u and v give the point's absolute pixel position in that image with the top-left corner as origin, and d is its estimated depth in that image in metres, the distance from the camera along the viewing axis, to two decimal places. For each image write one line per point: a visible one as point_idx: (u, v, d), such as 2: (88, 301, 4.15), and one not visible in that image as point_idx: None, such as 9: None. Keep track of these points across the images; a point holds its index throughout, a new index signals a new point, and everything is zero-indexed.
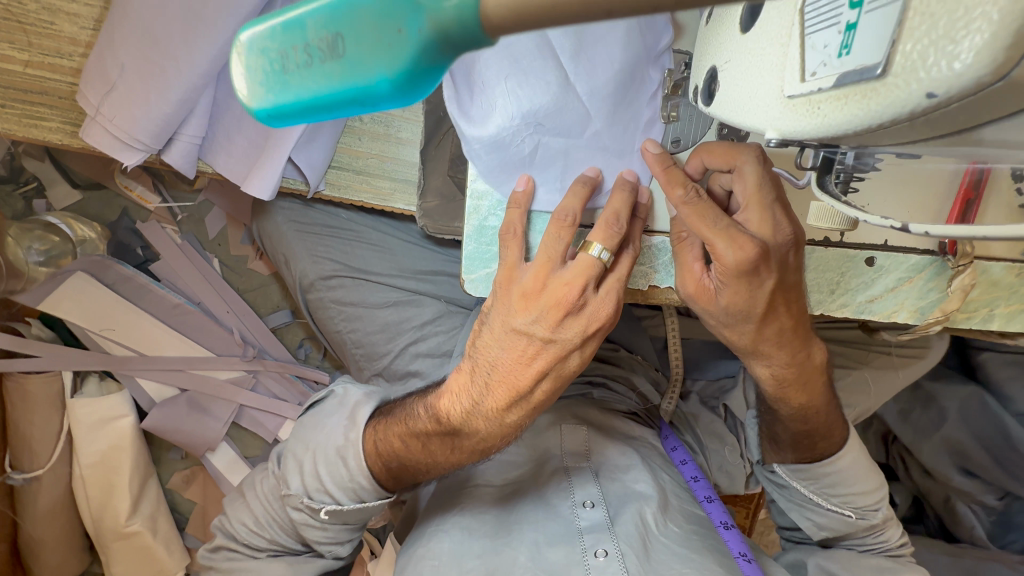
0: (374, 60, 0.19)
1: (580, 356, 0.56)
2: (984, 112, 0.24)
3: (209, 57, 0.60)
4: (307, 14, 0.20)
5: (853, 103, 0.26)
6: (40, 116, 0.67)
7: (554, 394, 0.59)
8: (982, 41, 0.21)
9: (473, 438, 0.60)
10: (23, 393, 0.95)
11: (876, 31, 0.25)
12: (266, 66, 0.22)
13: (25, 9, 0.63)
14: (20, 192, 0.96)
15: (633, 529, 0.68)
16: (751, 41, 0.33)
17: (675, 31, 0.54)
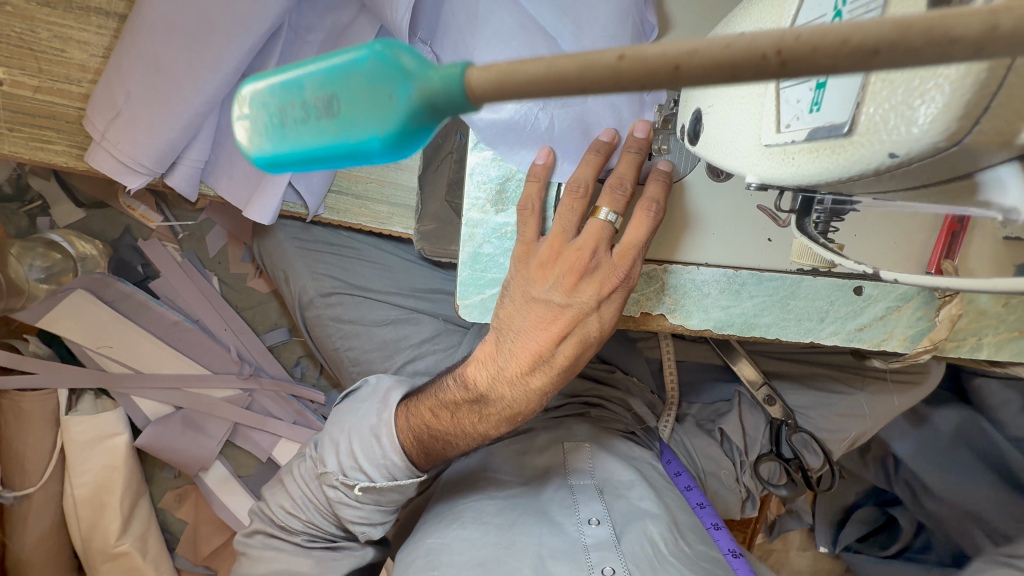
0: (366, 120, 0.21)
1: (603, 318, 0.55)
2: (944, 169, 0.25)
3: (216, 85, 0.62)
4: (305, 76, 0.21)
5: (821, 158, 0.28)
6: (47, 140, 0.68)
7: (585, 357, 0.58)
8: (935, 110, 0.22)
9: (500, 407, 0.59)
10: (17, 411, 0.95)
11: (844, 92, 0.26)
12: (265, 117, 0.23)
13: (37, 37, 0.66)
14: (24, 210, 0.97)
15: (641, 549, 0.69)
16: (730, 90, 0.35)
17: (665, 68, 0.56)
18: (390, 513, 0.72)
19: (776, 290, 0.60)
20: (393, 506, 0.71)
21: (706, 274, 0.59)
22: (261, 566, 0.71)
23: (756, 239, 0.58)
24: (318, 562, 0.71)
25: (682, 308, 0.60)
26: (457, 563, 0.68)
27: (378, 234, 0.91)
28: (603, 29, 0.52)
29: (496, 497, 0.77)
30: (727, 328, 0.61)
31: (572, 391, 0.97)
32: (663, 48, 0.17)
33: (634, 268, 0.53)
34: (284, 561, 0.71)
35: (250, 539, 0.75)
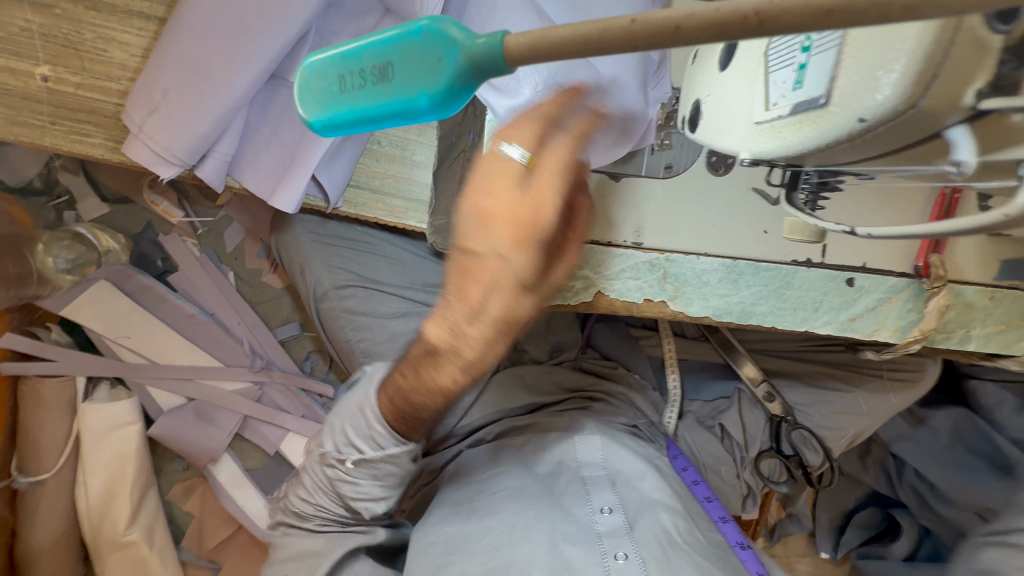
0: (418, 83, 0.25)
1: (519, 268, 0.46)
2: (909, 131, 0.30)
3: (247, 83, 0.67)
4: (364, 47, 0.26)
5: (806, 127, 0.32)
6: (86, 134, 0.72)
7: (524, 309, 0.50)
8: (896, 77, 0.27)
9: (452, 360, 0.53)
10: (37, 396, 0.98)
11: (822, 69, 0.31)
12: (321, 86, 0.28)
13: (82, 38, 0.70)
14: (52, 204, 1.02)
15: (654, 536, 0.71)
16: (726, 78, 0.38)
17: (676, 61, 0.58)
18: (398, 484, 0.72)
19: (772, 279, 0.63)
20: (394, 480, 0.70)
21: (707, 263, 0.62)
22: (283, 551, 0.74)
23: (754, 231, 0.62)
24: (330, 540, 0.72)
25: (682, 296, 0.63)
26: (474, 549, 0.70)
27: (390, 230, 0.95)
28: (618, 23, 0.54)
29: (509, 485, 0.78)
30: (727, 315, 0.64)
31: (577, 386, 0.98)
32: (667, 13, 0.21)
33: (546, 206, 0.44)
34: (304, 544, 0.73)
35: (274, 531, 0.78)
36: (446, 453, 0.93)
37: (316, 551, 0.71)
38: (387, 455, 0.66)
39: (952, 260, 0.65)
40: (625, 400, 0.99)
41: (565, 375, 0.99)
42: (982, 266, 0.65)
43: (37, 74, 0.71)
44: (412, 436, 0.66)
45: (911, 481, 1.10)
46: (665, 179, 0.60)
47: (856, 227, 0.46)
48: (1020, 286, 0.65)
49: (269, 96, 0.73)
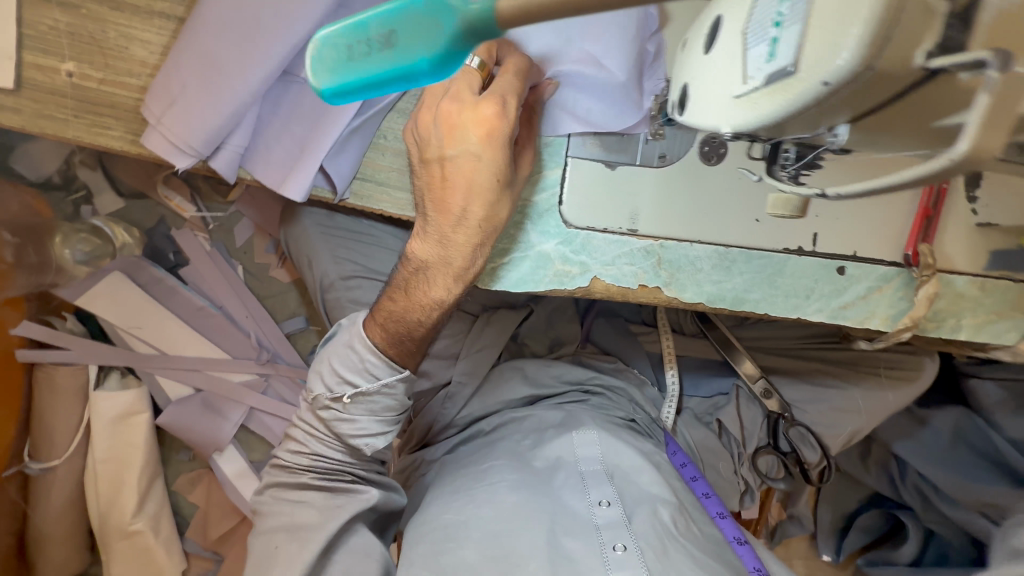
0: (417, 48, 0.30)
1: (491, 163, 0.55)
2: (873, 94, 0.31)
3: (260, 79, 0.70)
4: (372, 19, 0.31)
5: (777, 96, 0.33)
6: (105, 126, 0.76)
7: (501, 207, 0.58)
8: (856, 36, 0.28)
9: (443, 270, 0.60)
10: (51, 384, 1.01)
11: (791, 39, 0.31)
12: (333, 55, 0.33)
13: (106, 36, 0.74)
14: (71, 198, 1.05)
15: (651, 528, 0.69)
16: (709, 60, 0.39)
17: (665, 57, 0.61)
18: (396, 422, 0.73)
19: (764, 267, 0.65)
20: (393, 414, 0.71)
21: (699, 251, 0.64)
22: (267, 521, 0.73)
23: (745, 219, 0.63)
24: (321, 510, 0.71)
25: (676, 282, 0.65)
26: (473, 538, 0.69)
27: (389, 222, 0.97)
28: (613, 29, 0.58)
29: (508, 475, 0.77)
30: (720, 302, 0.66)
31: (576, 379, 0.97)
32: None
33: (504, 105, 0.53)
34: (290, 514, 0.72)
35: (262, 497, 0.77)
36: (445, 444, 0.93)
37: (307, 524, 0.70)
38: (384, 386, 0.67)
39: (943, 250, 0.65)
40: (624, 394, 0.98)
41: (564, 368, 0.97)
42: (973, 257, 0.66)
43: (62, 70, 0.74)
44: (408, 364, 0.68)
45: (915, 482, 1.09)
46: (659, 167, 0.62)
47: (827, 189, 0.39)
48: (1008, 276, 0.67)
49: (280, 92, 0.75)
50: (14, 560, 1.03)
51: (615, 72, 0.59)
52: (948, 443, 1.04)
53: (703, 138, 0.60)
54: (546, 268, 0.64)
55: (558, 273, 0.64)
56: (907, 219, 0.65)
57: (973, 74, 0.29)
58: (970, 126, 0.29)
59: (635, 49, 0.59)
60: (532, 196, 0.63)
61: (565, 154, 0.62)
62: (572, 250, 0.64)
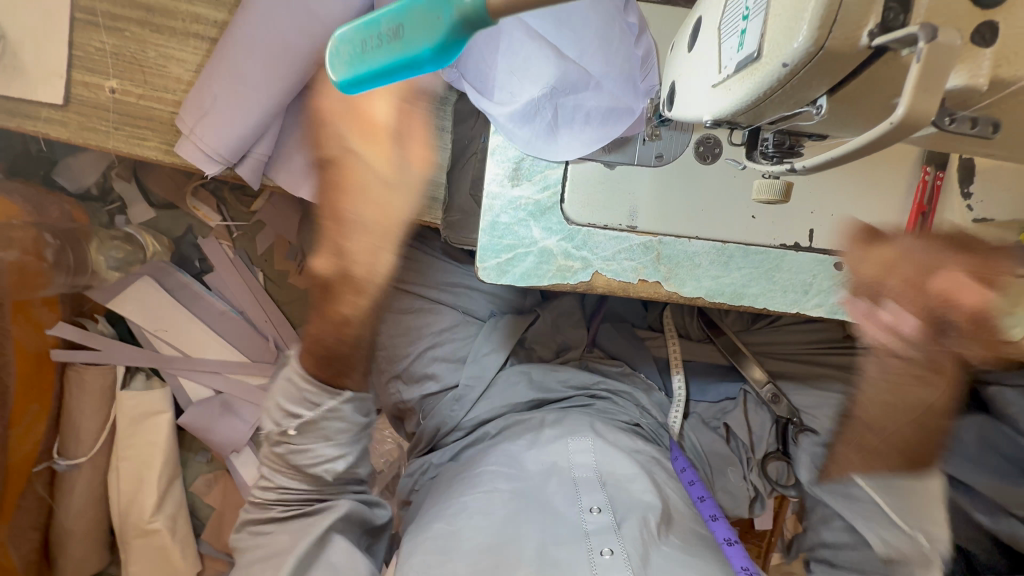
0: (420, 40, 0.35)
1: (382, 171, 0.62)
2: (830, 73, 0.33)
3: (285, 90, 0.76)
4: (382, 17, 0.36)
5: (747, 80, 0.35)
6: (142, 137, 0.82)
7: (395, 203, 0.63)
8: (809, 20, 0.31)
9: (347, 283, 0.64)
10: (81, 382, 1.06)
11: (758, 27, 0.34)
12: (349, 50, 0.38)
13: (146, 56, 0.81)
14: (106, 209, 1.12)
15: (638, 534, 0.68)
16: (692, 56, 0.43)
17: (645, 65, 0.65)
18: (356, 440, 0.73)
19: (762, 263, 0.67)
20: (348, 436, 0.72)
21: (697, 246, 0.67)
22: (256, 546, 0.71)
23: (741, 215, 0.66)
24: (294, 536, 0.70)
25: (675, 277, 0.67)
26: (466, 549, 0.67)
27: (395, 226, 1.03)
28: (594, 32, 0.63)
29: (499, 490, 0.74)
30: (718, 296, 0.68)
31: (581, 384, 0.96)
32: None
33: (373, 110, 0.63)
34: (271, 544, 0.71)
35: (240, 535, 0.76)
36: (451, 446, 0.93)
37: (281, 550, 0.69)
38: (326, 410, 0.68)
39: None
40: (628, 398, 0.98)
41: (570, 373, 0.97)
42: None
43: (106, 87, 0.81)
44: (345, 383, 0.69)
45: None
46: (656, 166, 0.65)
47: (797, 163, 0.39)
48: None
49: (301, 104, 0.81)
50: (39, 554, 1.07)
51: (604, 77, 0.65)
52: None
53: (696, 139, 0.64)
54: (549, 263, 0.67)
55: (561, 268, 0.67)
56: (901, 215, 0.67)
57: (912, 51, 0.30)
58: (906, 91, 0.30)
59: (626, 60, 0.65)
60: (535, 195, 0.66)
61: (567, 158, 0.65)
62: (573, 245, 0.66)
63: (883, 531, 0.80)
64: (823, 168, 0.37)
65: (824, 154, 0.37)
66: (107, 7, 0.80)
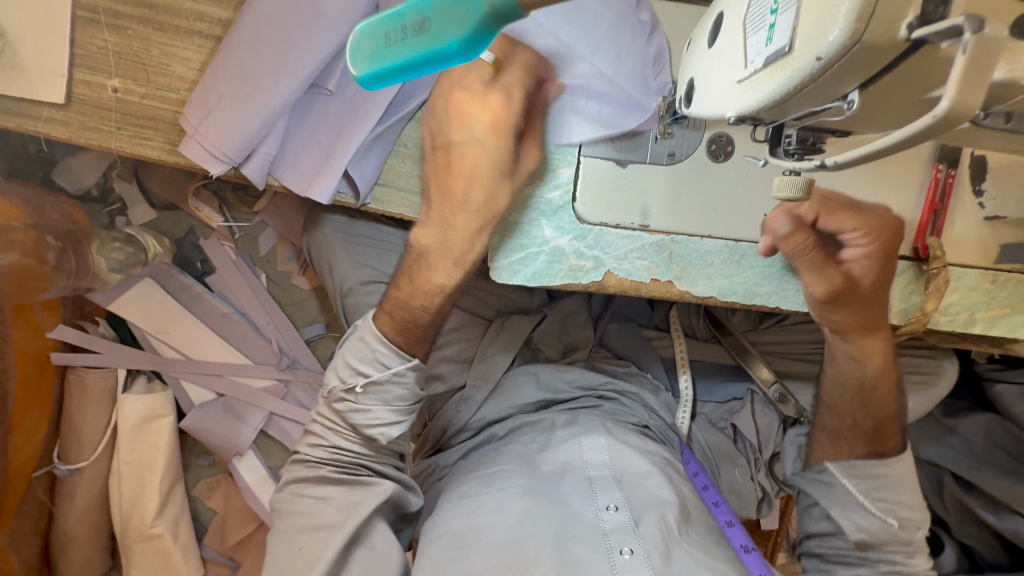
0: (448, 33, 0.34)
1: (493, 153, 0.60)
2: (862, 68, 0.33)
3: (290, 89, 0.75)
4: (407, 10, 0.36)
5: (775, 76, 0.35)
6: (145, 137, 0.81)
7: (502, 194, 0.63)
8: (844, 14, 0.30)
9: (443, 255, 0.64)
10: (81, 386, 1.05)
11: (788, 22, 0.34)
12: (373, 45, 0.38)
13: (149, 54, 0.80)
14: (107, 210, 1.11)
15: (658, 532, 0.65)
16: (713, 52, 0.42)
17: (659, 63, 0.65)
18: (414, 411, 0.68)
19: (773, 262, 0.67)
20: (407, 406, 0.66)
21: (710, 245, 0.66)
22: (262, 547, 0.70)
23: (754, 214, 0.66)
24: (340, 509, 0.67)
25: (687, 276, 0.67)
26: (482, 546, 0.66)
27: (400, 226, 1.00)
28: (606, 27, 0.62)
29: (517, 484, 0.75)
30: (730, 295, 0.68)
31: (589, 384, 0.96)
32: None
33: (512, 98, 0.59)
34: (313, 515, 0.68)
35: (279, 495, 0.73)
36: (459, 447, 0.93)
37: (327, 524, 0.66)
38: (394, 375, 0.63)
39: (952, 244, 0.67)
40: (636, 398, 0.97)
41: (578, 373, 0.96)
42: (981, 251, 0.67)
43: (108, 86, 0.80)
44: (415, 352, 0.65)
45: (955, 493, 0.98)
46: (668, 164, 0.65)
47: (825, 160, 0.39)
48: (1019, 270, 0.67)
49: (307, 103, 0.80)
50: (38, 560, 1.05)
51: (616, 72, 0.63)
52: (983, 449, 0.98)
53: (709, 138, 0.64)
54: (560, 263, 0.66)
55: (572, 268, 0.66)
56: (914, 212, 0.67)
57: (953, 43, 0.30)
58: (950, 83, 0.30)
59: (640, 58, 0.64)
60: (547, 194, 0.66)
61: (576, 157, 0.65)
62: (585, 245, 0.66)
63: (861, 518, 0.75)
64: (858, 164, 0.36)
65: (857, 149, 0.36)
66: (109, 5, 0.79)
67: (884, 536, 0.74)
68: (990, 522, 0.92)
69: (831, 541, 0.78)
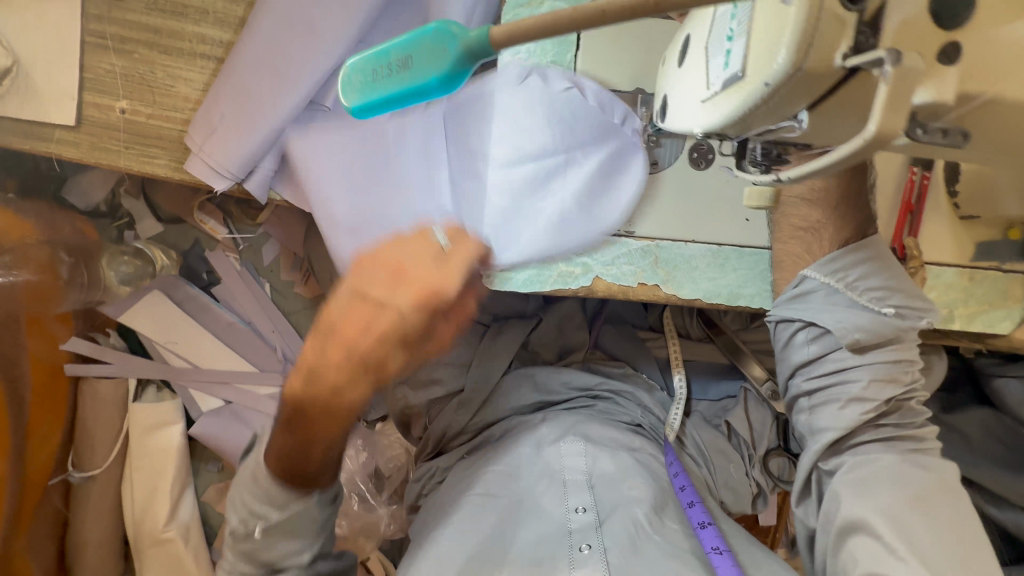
0: (429, 70, 0.37)
1: (406, 317, 0.60)
2: (809, 89, 0.35)
3: (289, 108, 0.79)
4: (392, 48, 0.39)
5: (732, 97, 0.38)
6: (152, 156, 0.85)
7: (396, 362, 0.63)
8: (787, 47, 0.33)
9: (324, 385, 0.63)
10: (94, 395, 1.08)
11: (740, 47, 0.36)
12: (360, 79, 0.40)
13: (155, 76, 0.83)
14: (115, 224, 1.14)
15: (622, 530, 0.71)
16: (681, 70, 0.45)
17: (626, 78, 0.69)
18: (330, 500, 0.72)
19: (757, 263, 0.70)
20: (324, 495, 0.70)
21: (693, 249, 0.69)
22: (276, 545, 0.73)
23: (736, 218, 0.69)
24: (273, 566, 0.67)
25: (673, 280, 0.69)
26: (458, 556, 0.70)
27: None
28: (548, 122, 0.70)
29: (492, 495, 0.77)
30: (716, 298, 0.70)
31: (584, 385, 0.98)
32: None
33: (450, 287, 0.59)
34: None
35: None
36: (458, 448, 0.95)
37: None
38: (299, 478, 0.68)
39: (928, 243, 0.69)
40: (631, 398, 1.00)
41: (574, 375, 0.98)
42: (958, 249, 0.69)
43: (116, 107, 0.83)
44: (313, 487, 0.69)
45: None
46: (650, 173, 0.69)
47: (782, 174, 0.42)
48: (996, 267, 0.69)
49: (306, 120, 0.84)
50: (55, 566, 1.09)
51: (586, 149, 0.70)
52: (979, 441, 0.99)
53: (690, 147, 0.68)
54: (550, 269, 0.69)
55: (562, 274, 0.69)
56: (891, 212, 0.70)
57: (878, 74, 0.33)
58: (875, 110, 0.33)
59: (588, 122, 0.69)
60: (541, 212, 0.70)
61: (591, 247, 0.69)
62: (578, 252, 0.69)
63: (851, 314, 0.64)
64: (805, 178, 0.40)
65: (808, 165, 0.39)
66: (116, 30, 0.82)
67: (884, 331, 0.63)
68: (993, 515, 0.97)
69: (820, 366, 0.66)
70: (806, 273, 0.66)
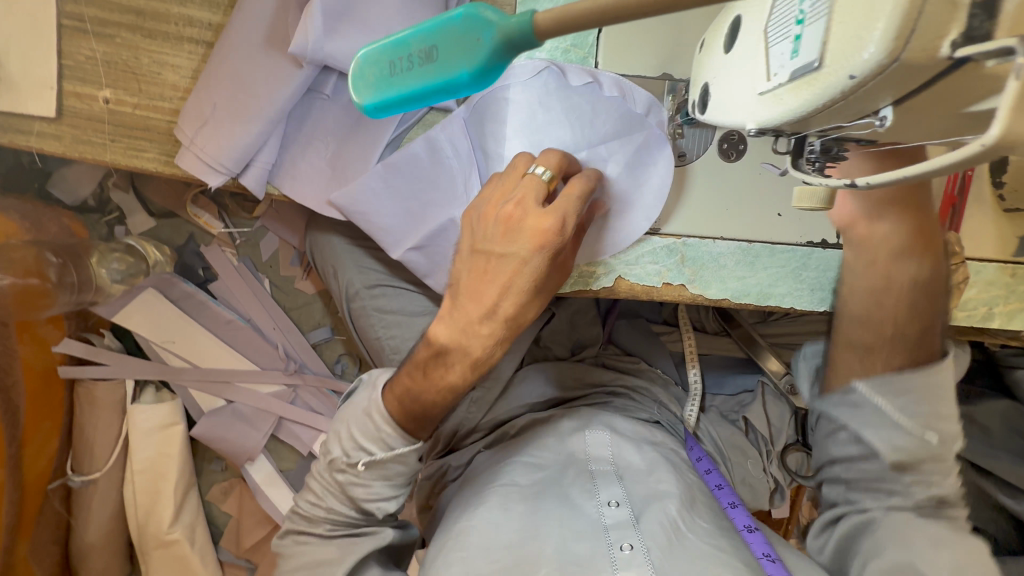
0: (459, 61, 0.33)
1: (533, 267, 0.59)
2: (899, 86, 0.31)
3: (285, 98, 0.73)
4: (413, 35, 0.34)
5: (804, 91, 0.34)
6: (141, 149, 0.79)
7: (530, 311, 0.62)
8: (879, 36, 0.29)
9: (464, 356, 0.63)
10: (90, 398, 1.04)
11: (814, 37, 0.33)
12: (376, 72, 0.36)
13: (139, 63, 0.77)
14: (105, 219, 1.09)
15: (660, 528, 0.65)
16: (733, 62, 0.41)
17: (651, 64, 0.65)
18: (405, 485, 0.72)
19: (789, 261, 0.68)
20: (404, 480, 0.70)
21: (722, 247, 0.67)
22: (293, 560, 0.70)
23: (768, 213, 0.67)
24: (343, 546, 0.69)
25: (699, 280, 0.68)
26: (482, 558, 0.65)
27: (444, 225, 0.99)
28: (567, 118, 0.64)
29: (517, 485, 0.74)
30: (743, 297, 0.69)
31: (598, 381, 0.96)
32: None
33: (565, 223, 0.58)
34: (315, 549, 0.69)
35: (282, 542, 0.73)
36: (468, 449, 0.92)
37: (326, 560, 0.68)
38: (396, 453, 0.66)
39: (969, 238, 0.65)
40: (645, 392, 0.97)
41: (586, 371, 0.97)
42: (1000, 245, 0.66)
43: (99, 97, 0.78)
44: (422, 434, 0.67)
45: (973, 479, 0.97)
46: (678, 165, 0.65)
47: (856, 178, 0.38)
48: None
49: (303, 109, 0.78)
50: (59, 569, 1.07)
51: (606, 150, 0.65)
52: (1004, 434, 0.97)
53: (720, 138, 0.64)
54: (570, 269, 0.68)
55: (583, 274, 0.68)
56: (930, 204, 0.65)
57: (1000, 62, 0.29)
58: (999, 113, 0.29)
59: (610, 121, 0.64)
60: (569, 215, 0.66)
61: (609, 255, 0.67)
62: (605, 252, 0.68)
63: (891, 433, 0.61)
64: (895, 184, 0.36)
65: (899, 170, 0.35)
66: (94, 13, 0.76)
67: (921, 453, 0.60)
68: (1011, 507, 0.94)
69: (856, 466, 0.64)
70: (856, 387, 0.64)
